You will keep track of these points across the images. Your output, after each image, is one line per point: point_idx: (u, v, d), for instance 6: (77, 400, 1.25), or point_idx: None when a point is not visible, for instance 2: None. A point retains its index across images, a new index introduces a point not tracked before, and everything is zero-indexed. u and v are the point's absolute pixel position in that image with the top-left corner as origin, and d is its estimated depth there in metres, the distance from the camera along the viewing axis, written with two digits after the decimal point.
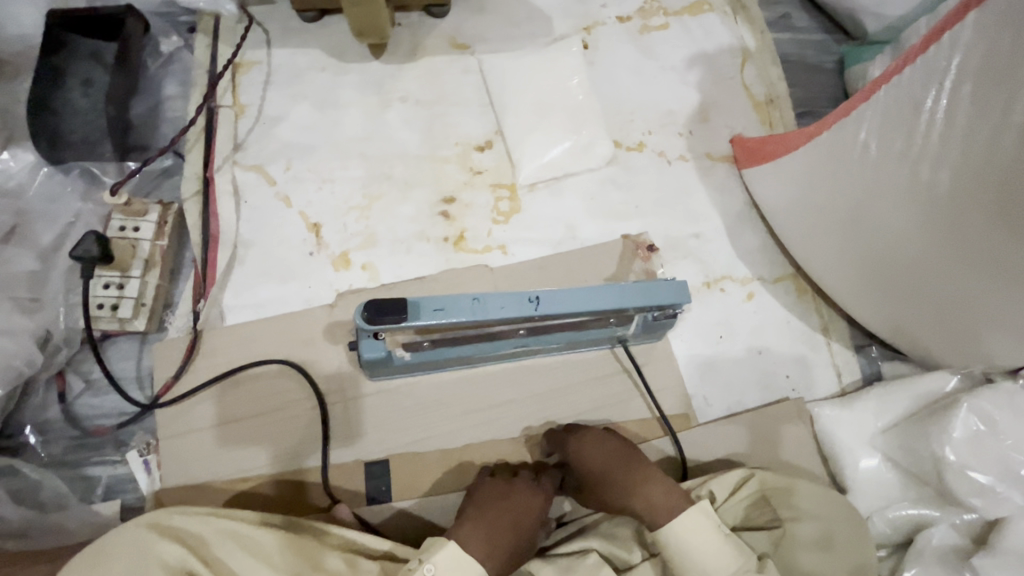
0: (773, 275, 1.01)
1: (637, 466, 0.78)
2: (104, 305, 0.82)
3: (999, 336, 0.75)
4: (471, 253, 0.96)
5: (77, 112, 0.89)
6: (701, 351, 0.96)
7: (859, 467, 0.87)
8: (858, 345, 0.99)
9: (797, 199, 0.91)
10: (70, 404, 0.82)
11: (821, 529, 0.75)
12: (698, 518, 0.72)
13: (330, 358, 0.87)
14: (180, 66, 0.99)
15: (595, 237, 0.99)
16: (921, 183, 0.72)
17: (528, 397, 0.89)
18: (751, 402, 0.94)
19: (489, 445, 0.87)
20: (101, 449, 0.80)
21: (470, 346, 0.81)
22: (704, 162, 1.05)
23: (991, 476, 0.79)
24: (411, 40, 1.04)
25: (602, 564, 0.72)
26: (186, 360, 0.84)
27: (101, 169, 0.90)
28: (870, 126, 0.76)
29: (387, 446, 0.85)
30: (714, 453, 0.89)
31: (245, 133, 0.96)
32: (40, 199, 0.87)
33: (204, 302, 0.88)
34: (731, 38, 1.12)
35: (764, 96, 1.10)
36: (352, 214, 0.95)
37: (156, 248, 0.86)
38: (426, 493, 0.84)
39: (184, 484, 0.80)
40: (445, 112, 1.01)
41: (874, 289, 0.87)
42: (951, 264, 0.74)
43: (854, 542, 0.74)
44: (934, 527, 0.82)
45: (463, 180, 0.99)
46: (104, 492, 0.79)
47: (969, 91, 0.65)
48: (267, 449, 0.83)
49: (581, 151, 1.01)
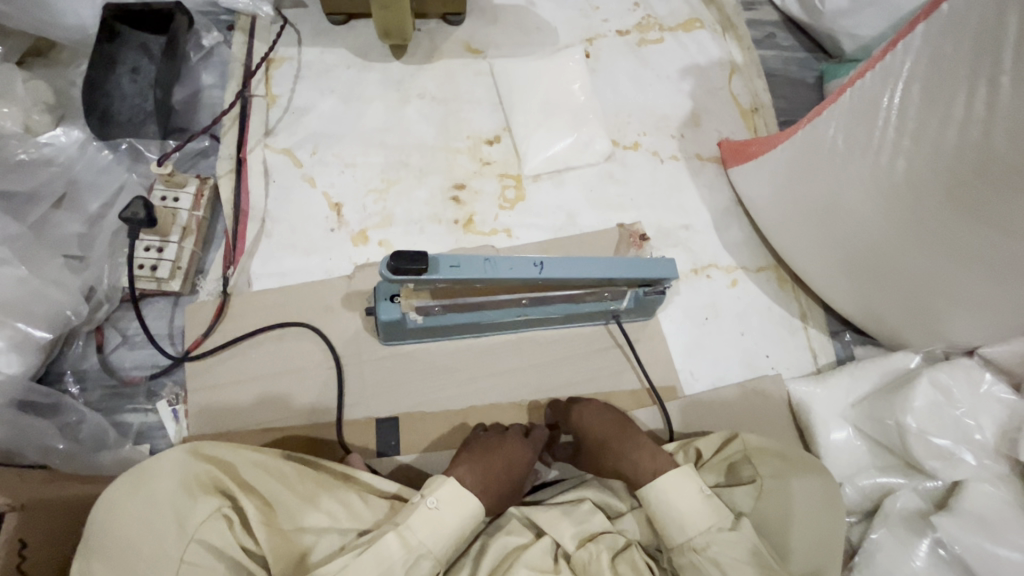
0: (755, 265, 1.10)
1: (629, 435, 0.85)
2: (143, 266, 0.90)
3: (955, 311, 0.84)
4: (478, 235, 1.04)
5: (126, 96, 1.00)
6: (688, 330, 1.04)
7: (831, 438, 0.94)
8: (833, 331, 1.07)
9: (776, 192, 1.00)
10: (106, 355, 0.90)
11: (814, 542, 0.76)
12: (682, 480, 0.78)
13: (347, 324, 0.95)
14: (219, 59, 1.09)
15: (593, 224, 1.08)
16: (883, 171, 0.81)
17: (527, 366, 0.97)
18: (733, 379, 1.02)
19: (491, 409, 0.94)
20: (134, 398, 0.88)
21: (478, 313, 0.90)
22: (694, 162, 1.15)
23: (950, 440, 0.87)
24: (430, 44, 1.15)
25: (594, 511, 0.79)
26: (215, 320, 0.92)
27: (145, 147, 0.99)
28: (838, 124, 0.86)
29: (397, 405, 0.92)
30: (697, 422, 0.97)
31: (275, 120, 1.06)
32: (89, 170, 0.95)
33: (233, 269, 0.96)
34: (720, 52, 1.24)
35: (750, 105, 1.21)
36: (371, 196, 1.04)
37: (193, 217, 0.94)
38: (431, 450, 0.90)
39: (210, 433, 0.87)
40: (459, 108, 1.11)
41: (846, 274, 0.95)
42: (911, 246, 0.82)
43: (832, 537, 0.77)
44: (898, 491, 0.89)
45: (473, 170, 1.08)
46: (137, 435, 0.87)
47: (918, 90, 0.74)
48: (288, 405, 0.90)
49: (582, 147, 1.11)
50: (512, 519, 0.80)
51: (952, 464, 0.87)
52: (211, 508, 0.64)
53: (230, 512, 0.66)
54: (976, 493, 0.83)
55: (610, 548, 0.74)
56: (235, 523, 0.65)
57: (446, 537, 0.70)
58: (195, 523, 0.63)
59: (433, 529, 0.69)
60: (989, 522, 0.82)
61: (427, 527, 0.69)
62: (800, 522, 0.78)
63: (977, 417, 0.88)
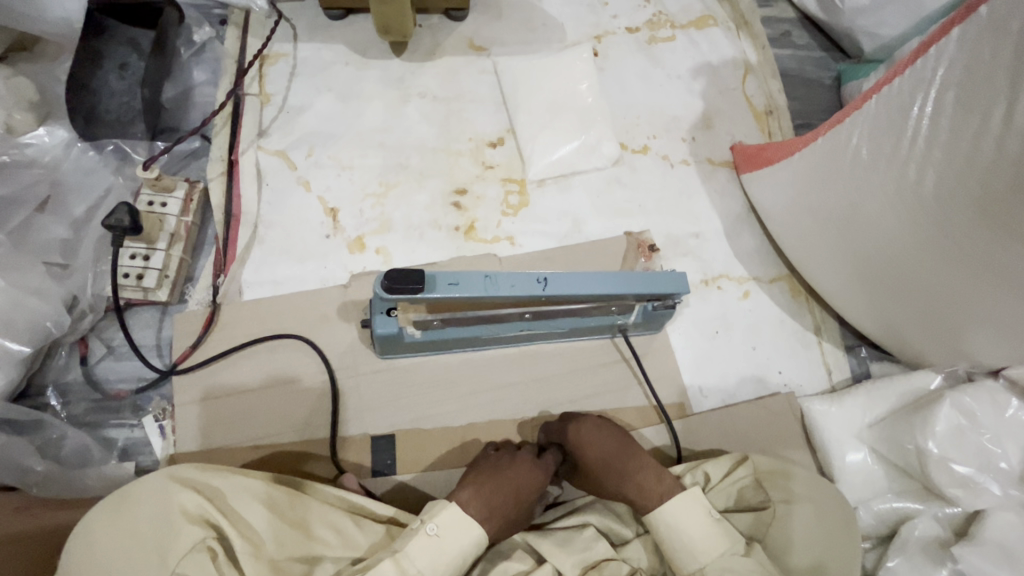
0: (769, 275, 1.05)
1: (635, 454, 0.80)
2: (129, 275, 0.86)
3: (980, 331, 0.80)
4: (480, 242, 1.00)
5: (114, 94, 0.96)
6: (699, 343, 1.00)
7: (846, 460, 0.90)
8: (848, 346, 1.03)
9: (793, 201, 0.96)
10: (91, 367, 0.86)
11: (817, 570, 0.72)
12: (689, 505, 0.74)
13: (343, 335, 0.91)
14: (211, 56, 1.05)
15: (601, 232, 1.03)
16: (909, 184, 0.76)
17: (530, 381, 0.93)
18: (744, 396, 0.98)
19: (492, 425, 0.90)
20: (119, 412, 0.85)
21: (478, 328, 0.86)
22: (705, 166, 1.10)
23: (972, 468, 0.83)
24: (430, 41, 1.10)
25: (597, 538, 0.75)
26: (204, 330, 0.88)
27: (133, 148, 0.95)
28: (862, 132, 0.82)
29: (394, 421, 0.88)
30: (706, 441, 0.93)
31: (269, 121, 1.01)
32: (75, 172, 0.92)
33: (223, 277, 0.92)
34: (734, 51, 1.18)
35: (764, 106, 1.16)
36: (368, 201, 0.99)
37: (181, 223, 0.90)
38: (428, 468, 0.87)
39: (197, 450, 0.83)
40: (462, 109, 1.06)
41: (865, 288, 0.91)
42: (937, 262, 0.78)
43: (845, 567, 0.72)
44: (917, 518, 0.84)
45: (474, 174, 1.03)
46: (121, 452, 0.83)
47: (953, 99, 0.70)
48: (280, 420, 0.86)
49: (588, 150, 1.06)
50: (517, 547, 0.75)
51: (975, 491, 0.83)
52: (195, 539, 0.61)
53: (215, 543, 0.62)
54: (1000, 521, 0.79)
55: None
56: (218, 555, 0.62)
57: (445, 566, 0.66)
58: (177, 555, 0.60)
59: (433, 557, 0.65)
60: (1013, 553, 0.77)
61: (427, 556, 0.65)
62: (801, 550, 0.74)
63: (1001, 444, 0.84)
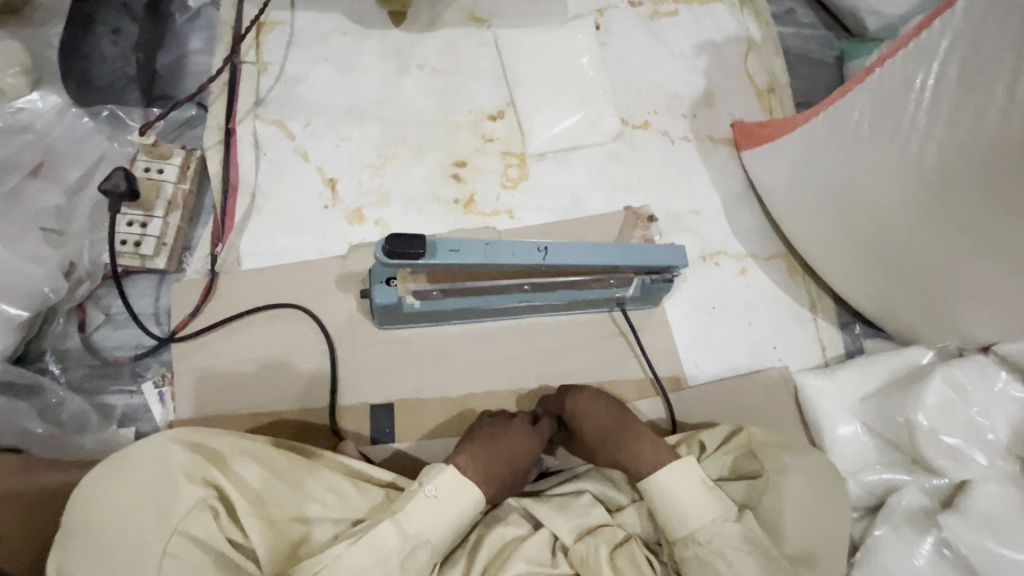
0: (766, 253, 1.06)
1: (627, 423, 0.82)
2: (126, 242, 0.86)
3: (974, 308, 0.81)
4: (479, 216, 1.00)
5: (106, 59, 0.97)
6: (695, 318, 1.01)
7: (839, 434, 0.91)
8: (843, 322, 1.05)
9: (793, 177, 0.96)
10: (89, 334, 0.87)
11: (806, 546, 0.72)
12: (684, 472, 0.74)
13: (342, 305, 0.91)
14: (206, 22, 1.02)
15: (599, 207, 1.03)
16: (911, 157, 0.76)
17: (529, 353, 0.94)
18: (738, 371, 0.99)
19: (490, 396, 0.91)
20: (118, 379, 0.85)
21: (477, 298, 0.86)
22: (706, 144, 1.10)
23: (960, 438, 0.85)
24: (430, 11, 1.08)
25: (594, 503, 0.77)
26: (203, 299, 0.88)
27: (127, 114, 0.95)
28: (864, 107, 0.82)
29: (392, 392, 0.89)
30: (701, 414, 0.94)
31: (266, 90, 1.00)
32: (66, 138, 0.89)
33: (222, 247, 0.92)
34: (737, 28, 1.17)
35: (766, 84, 1.15)
36: (367, 171, 0.99)
37: (178, 190, 0.90)
38: (427, 437, 0.88)
39: (196, 417, 0.84)
40: (462, 82, 1.05)
41: (864, 265, 0.92)
42: (935, 239, 0.78)
43: (831, 533, 0.72)
44: (905, 489, 0.87)
45: (474, 147, 1.02)
46: (121, 418, 0.84)
47: (956, 73, 0.70)
48: (279, 389, 0.87)
49: (589, 126, 1.05)
50: (513, 511, 0.77)
51: (960, 460, 0.85)
52: (196, 498, 0.60)
53: (216, 502, 0.62)
54: (983, 491, 0.81)
55: (609, 540, 0.72)
56: (220, 514, 0.62)
57: (444, 526, 0.67)
58: (179, 515, 0.59)
59: (430, 518, 0.66)
60: (997, 521, 0.79)
61: (426, 517, 0.66)
62: (793, 513, 0.73)
63: (989, 415, 0.86)
